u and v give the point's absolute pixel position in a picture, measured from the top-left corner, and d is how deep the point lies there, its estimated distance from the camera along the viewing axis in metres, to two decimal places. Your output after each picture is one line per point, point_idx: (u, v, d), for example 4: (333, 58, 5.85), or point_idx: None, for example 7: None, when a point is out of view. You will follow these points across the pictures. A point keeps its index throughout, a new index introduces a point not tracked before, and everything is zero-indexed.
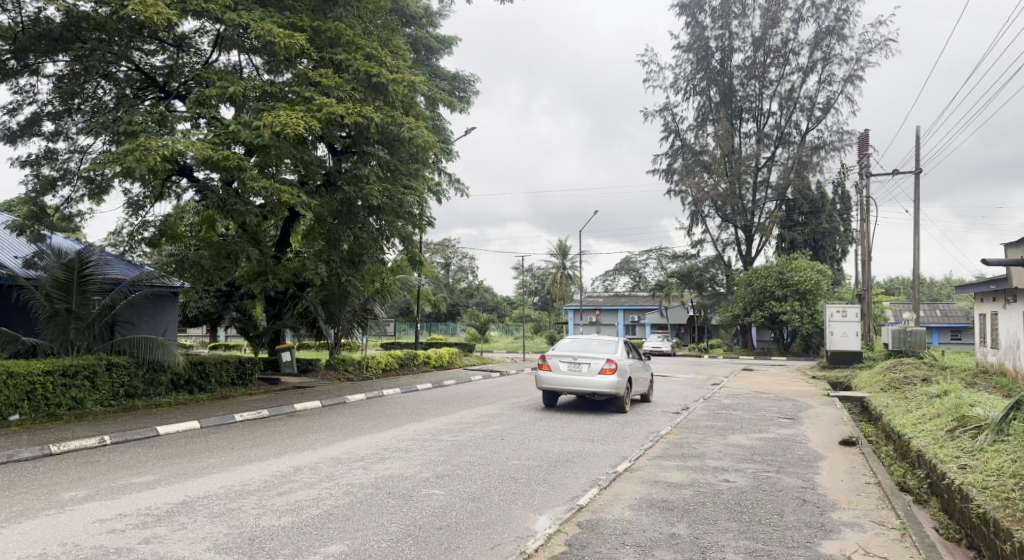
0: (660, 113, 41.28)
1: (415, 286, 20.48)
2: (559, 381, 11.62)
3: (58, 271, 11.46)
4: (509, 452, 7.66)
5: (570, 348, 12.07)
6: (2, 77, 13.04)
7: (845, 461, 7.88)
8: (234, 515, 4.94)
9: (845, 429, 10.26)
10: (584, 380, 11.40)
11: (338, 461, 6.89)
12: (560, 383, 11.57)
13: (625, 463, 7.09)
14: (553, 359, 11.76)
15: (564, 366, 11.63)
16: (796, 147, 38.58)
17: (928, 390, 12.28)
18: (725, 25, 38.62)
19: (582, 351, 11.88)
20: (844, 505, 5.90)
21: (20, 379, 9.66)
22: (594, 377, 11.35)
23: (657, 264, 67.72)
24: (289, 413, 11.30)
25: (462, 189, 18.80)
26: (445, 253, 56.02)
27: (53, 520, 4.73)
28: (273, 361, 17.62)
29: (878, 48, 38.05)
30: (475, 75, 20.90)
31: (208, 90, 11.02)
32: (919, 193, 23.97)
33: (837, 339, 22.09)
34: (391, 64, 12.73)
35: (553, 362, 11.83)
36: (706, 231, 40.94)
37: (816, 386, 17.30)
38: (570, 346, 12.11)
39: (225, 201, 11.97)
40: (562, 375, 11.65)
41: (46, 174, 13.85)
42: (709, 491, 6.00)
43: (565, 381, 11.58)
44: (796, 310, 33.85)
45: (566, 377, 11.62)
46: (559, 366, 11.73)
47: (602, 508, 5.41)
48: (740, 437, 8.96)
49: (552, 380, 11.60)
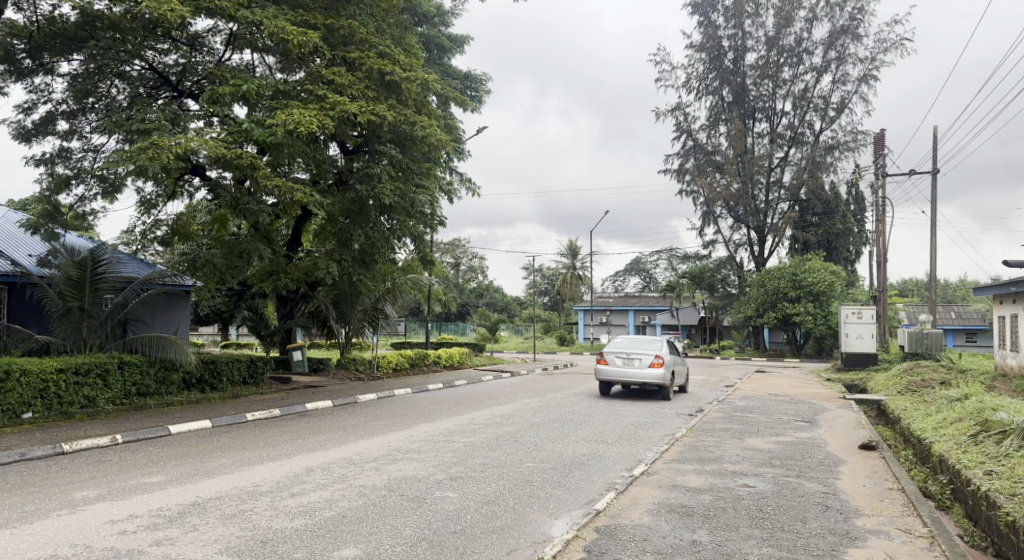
0: (672, 113, 41.03)
1: (426, 286, 20.41)
2: (615, 373, 13.71)
3: (71, 270, 11.44)
4: (523, 454, 7.56)
5: (622, 345, 14.11)
6: (17, 77, 13.10)
7: (865, 466, 7.72)
8: (246, 517, 4.86)
9: (863, 432, 10.09)
10: (636, 373, 13.46)
11: (350, 462, 6.81)
12: (615, 375, 13.67)
13: (642, 466, 6.97)
14: (609, 355, 13.83)
15: (619, 361, 13.72)
16: (809, 147, 38.23)
17: (948, 394, 12.06)
18: (738, 25, 38.36)
19: (633, 348, 13.92)
20: (868, 511, 5.76)
21: (34, 377, 9.66)
22: (644, 370, 13.41)
23: (669, 264, 67.35)
24: (301, 412, 11.25)
25: (473, 189, 18.70)
26: (456, 252, 55.93)
27: (64, 521, 4.67)
28: (284, 360, 17.59)
29: (893, 47, 37.67)
30: (487, 74, 20.81)
31: (221, 88, 10.96)
32: (936, 194, 23.65)
33: (852, 341, 21.82)
34: (404, 63, 12.68)
35: (609, 356, 13.91)
36: (718, 232, 40.60)
37: (832, 389, 17.08)
38: (623, 343, 14.17)
39: (238, 200, 11.93)
40: (616, 368, 13.75)
41: (60, 172, 13.88)
42: (729, 496, 5.88)
43: (620, 373, 13.66)
44: (809, 311, 33.50)
45: (620, 370, 13.70)
46: (614, 361, 13.81)
47: (620, 513, 5.30)
48: (757, 440, 8.82)
49: (608, 373, 13.69)
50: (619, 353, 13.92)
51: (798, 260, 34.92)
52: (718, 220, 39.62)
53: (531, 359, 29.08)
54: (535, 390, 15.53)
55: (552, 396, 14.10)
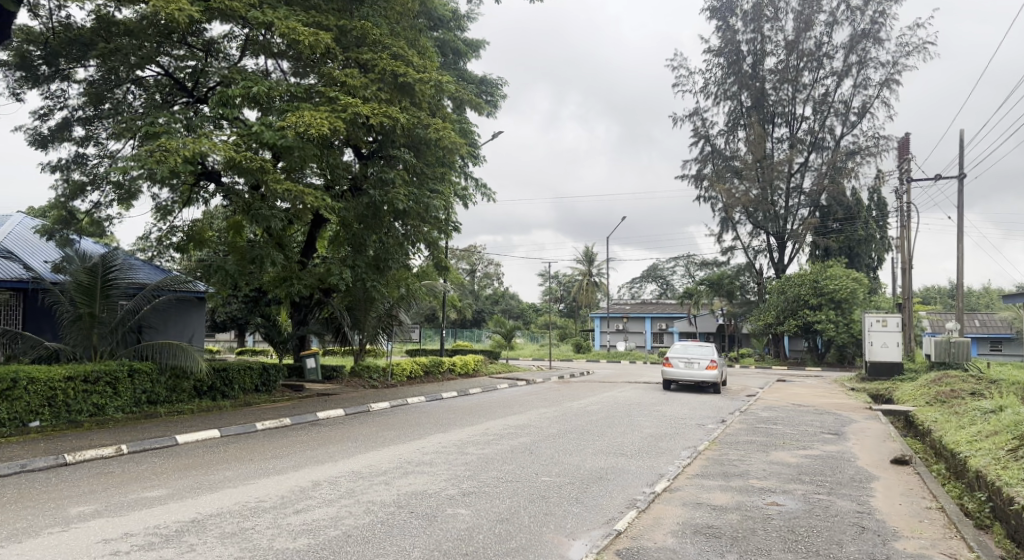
0: (690, 118, 40.60)
1: (440, 292, 20.19)
2: (679, 373, 17.39)
3: (82, 275, 11.32)
4: (538, 467, 7.26)
5: (681, 351, 17.86)
6: (34, 84, 13.06)
7: (900, 482, 7.31)
8: (247, 536, 4.61)
9: (894, 445, 9.66)
10: (696, 373, 17.14)
11: (358, 476, 6.55)
12: (678, 375, 17.30)
13: (663, 481, 6.65)
14: (673, 359, 17.54)
15: (681, 363, 17.39)
16: (830, 152, 37.59)
17: (980, 405, 11.57)
18: (757, 29, 37.92)
19: (690, 353, 17.64)
20: (907, 533, 5.38)
21: (42, 384, 9.52)
22: (702, 371, 17.15)
23: (686, 271, 66.81)
24: (313, 421, 11.03)
25: (489, 194, 18.47)
26: (471, 259, 56.08)
27: (56, 539, 4.44)
28: (297, 368, 17.30)
29: (915, 51, 37.10)
30: (503, 79, 20.59)
31: (231, 91, 10.83)
32: (963, 200, 23.05)
33: (877, 349, 21.25)
34: (419, 65, 12.49)
35: (673, 360, 17.59)
36: (737, 238, 40.05)
37: (858, 399, 16.63)
38: (681, 349, 17.90)
39: (250, 205, 11.76)
40: (679, 369, 17.54)
41: (75, 178, 13.78)
42: (757, 515, 5.54)
43: (681, 373, 17.37)
44: (831, 318, 32.91)
45: (683, 370, 17.40)
46: (678, 364, 17.51)
47: (642, 534, 4.99)
48: (784, 454, 8.45)
49: (673, 373, 17.37)
50: (680, 358, 17.64)
51: (819, 266, 34.25)
52: (737, 226, 39.17)
53: (548, 367, 28.71)
54: (552, 399, 15.23)
55: (568, 405, 13.83)
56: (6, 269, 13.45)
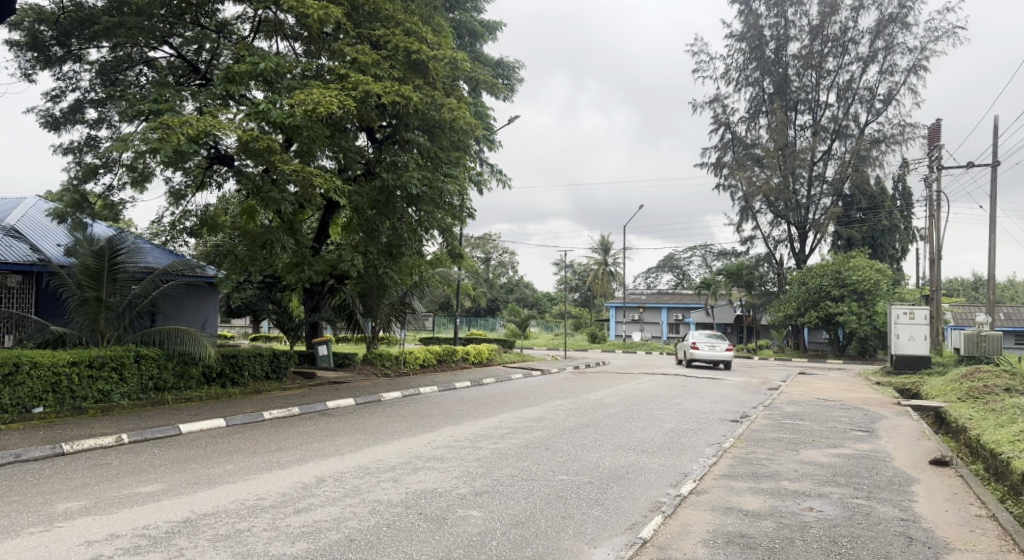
0: (710, 104, 39.78)
1: (454, 279, 19.75)
2: (707, 354, 19.40)
3: (89, 259, 11.04)
4: (555, 464, 6.87)
5: (702, 338, 20.10)
6: (46, 65, 12.82)
7: (942, 486, 6.81)
8: (241, 540, 4.25)
9: (930, 445, 9.14)
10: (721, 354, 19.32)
11: (365, 472, 6.18)
12: (707, 354, 19.30)
13: (689, 482, 6.23)
14: (701, 342, 19.55)
15: (708, 345, 19.49)
16: (854, 140, 36.61)
17: (1016, 402, 11.05)
18: (780, 13, 37.01)
19: (712, 340, 19.97)
20: (960, 546, 4.90)
21: (45, 369, 9.25)
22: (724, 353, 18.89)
23: (704, 261, 66.08)
24: (322, 412, 10.67)
25: (505, 180, 18.02)
26: (486, 247, 55.43)
27: (35, 540, 4.11)
28: (310, 354, 17.03)
29: (945, 36, 35.98)
30: (520, 61, 20.15)
31: (238, 67, 10.47)
32: (996, 188, 22.28)
33: (903, 342, 20.58)
34: (432, 41, 12.10)
35: (700, 342, 19.68)
36: (757, 228, 39.21)
37: (884, 394, 16.11)
38: (702, 336, 20.13)
39: (260, 187, 11.28)
40: (704, 352, 19.58)
41: (87, 161, 13.53)
42: (795, 523, 5.11)
43: (709, 354, 19.39)
44: (853, 311, 32.06)
45: (710, 352, 19.46)
46: (704, 346, 19.62)
47: (670, 544, 4.57)
48: (815, 453, 7.99)
49: (702, 353, 19.27)
50: (705, 342, 19.76)
51: (842, 257, 33.55)
52: (757, 216, 38.39)
53: (561, 357, 28.01)
54: (568, 391, 14.74)
55: (585, 398, 13.37)
56: (14, 253, 13.26)
